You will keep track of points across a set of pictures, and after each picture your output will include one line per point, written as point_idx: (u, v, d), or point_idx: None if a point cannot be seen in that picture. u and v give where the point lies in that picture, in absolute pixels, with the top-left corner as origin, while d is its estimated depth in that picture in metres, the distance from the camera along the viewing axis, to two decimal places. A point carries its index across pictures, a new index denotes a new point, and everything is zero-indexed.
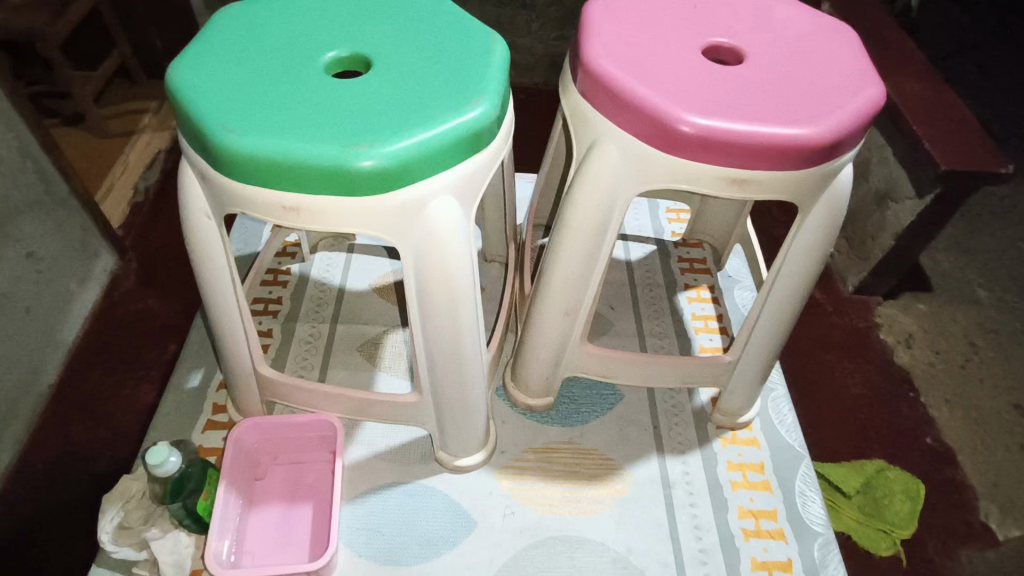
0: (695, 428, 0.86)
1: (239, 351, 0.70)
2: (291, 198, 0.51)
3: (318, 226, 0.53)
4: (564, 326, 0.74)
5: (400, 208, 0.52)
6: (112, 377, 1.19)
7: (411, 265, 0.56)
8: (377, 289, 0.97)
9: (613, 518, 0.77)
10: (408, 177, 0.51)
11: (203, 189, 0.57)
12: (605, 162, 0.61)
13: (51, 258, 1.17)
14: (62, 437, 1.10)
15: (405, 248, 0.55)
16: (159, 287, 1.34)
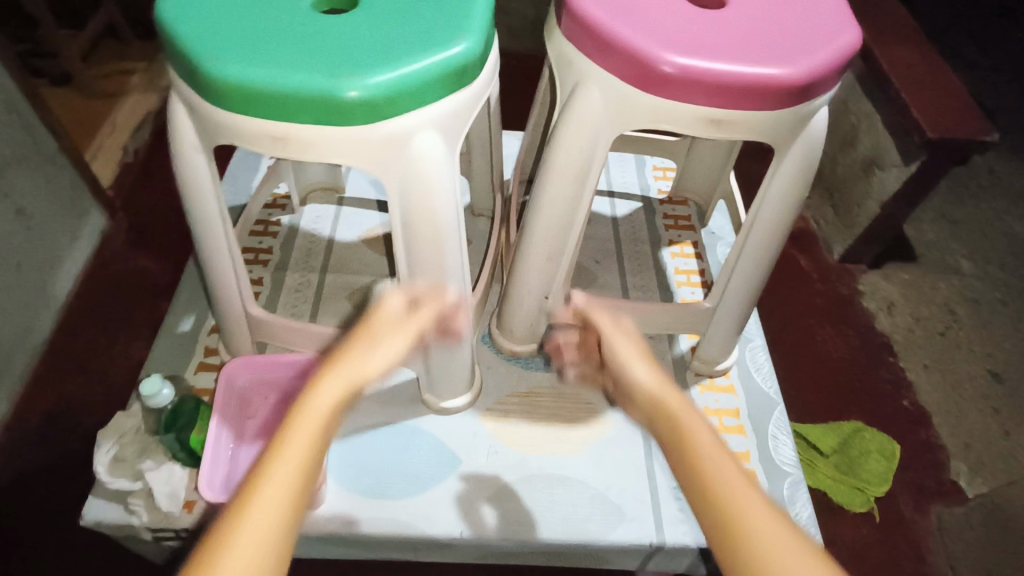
0: (674, 375, 0.88)
1: (230, 290, 0.71)
2: (279, 128, 0.53)
3: (306, 157, 0.54)
4: (549, 272, 0.76)
5: (386, 140, 0.54)
6: (106, 334, 1.21)
7: (397, 201, 0.57)
8: (366, 240, 0.99)
9: (593, 458, 0.80)
10: (394, 109, 0.53)
11: (192, 122, 0.58)
12: (588, 104, 0.62)
13: (41, 216, 1.18)
14: (57, 391, 1.12)
15: (391, 183, 0.56)
16: (151, 247, 1.35)
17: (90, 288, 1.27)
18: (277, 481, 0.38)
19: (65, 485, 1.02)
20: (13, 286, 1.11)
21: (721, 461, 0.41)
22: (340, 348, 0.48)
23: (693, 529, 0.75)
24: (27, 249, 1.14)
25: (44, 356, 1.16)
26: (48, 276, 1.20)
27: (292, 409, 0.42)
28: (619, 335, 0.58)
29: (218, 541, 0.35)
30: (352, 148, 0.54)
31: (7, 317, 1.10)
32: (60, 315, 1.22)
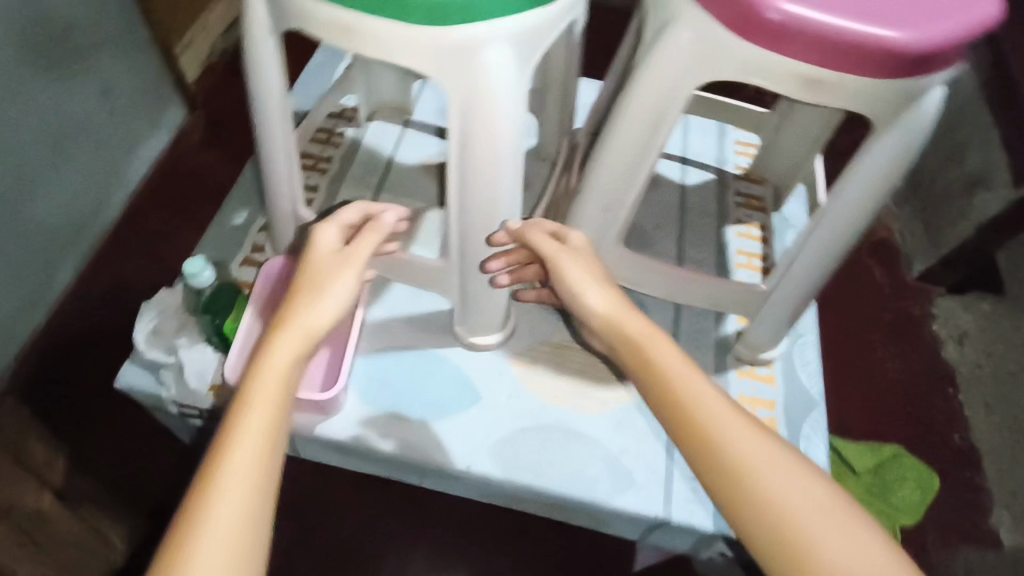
0: (714, 355, 0.85)
1: (281, 187, 0.71)
2: (350, 18, 0.51)
3: (373, 53, 0.53)
4: (602, 224, 0.72)
5: (456, 47, 0.51)
6: (168, 224, 1.25)
7: (457, 114, 0.55)
8: (425, 166, 0.97)
9: (615, 421, 0.78)
10: (469, 13, 0.50)
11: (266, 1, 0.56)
12: (674, 44, 0.57)
13: (126, 96, 1.21)
14: (116, 271, 1.19)
15: (453, 95, 0.54)
16: (223, 147, 1.38)
17: (162, 177, 1.32)
18: (260, 408, 0.44)
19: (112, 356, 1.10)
20: (92, 163, 1.17)
21: (686, 375, 0.47)
22: (299, 294, 0.53)
23: (702, 510, 0.73)
24: (110, 126, 1.19)
25: (111, 235, 1.23)
26: (124, 159, 1.24)
27: (268, 345, 0.48)
28: (581, 257, 0.59)
29: (221, 450, 0.41)
30: (418, 50, 0.52)
31: (81, 192, 1.16)
32: (131, 197, 1.27)
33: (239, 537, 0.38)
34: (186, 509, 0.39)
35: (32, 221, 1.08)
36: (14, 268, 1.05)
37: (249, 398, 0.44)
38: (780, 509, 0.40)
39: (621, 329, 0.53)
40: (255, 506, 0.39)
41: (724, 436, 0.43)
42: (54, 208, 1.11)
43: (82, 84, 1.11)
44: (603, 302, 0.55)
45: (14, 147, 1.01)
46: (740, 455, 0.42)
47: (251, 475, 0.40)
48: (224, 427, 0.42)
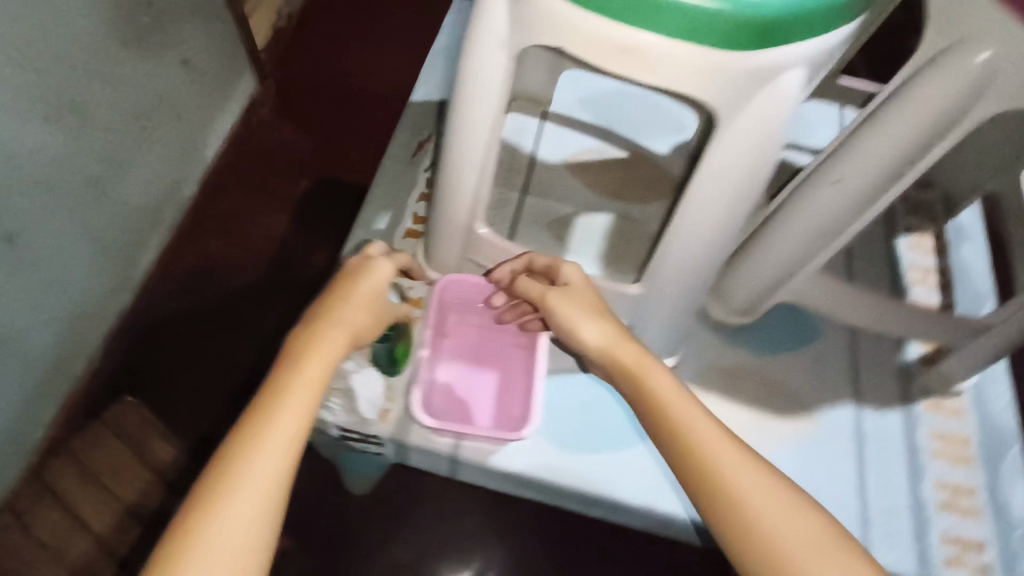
0: (898, 384, 0.79)
1: (460, 204, 0.64)
2: (637, 38, 0.42)
3: (651, 77, 0.44)
4: (807, 249, 0.66)
5: (752, 74, 0.42)
6: (248, 203, 1.31)
7: (726, 148, 0.47)
8: (571, 165, 0.90)
9: (800, 456, 0.73)
10: (786, 34, 0.41)
11: (509, 10, 0.47)
12: (974, 70, 0.49)
13: (205, 69, 1.25)
14: (198, 250, 1.25)
15: (733, 129, 0.45)
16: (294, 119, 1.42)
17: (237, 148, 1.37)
18: (289, 412, 0.45)
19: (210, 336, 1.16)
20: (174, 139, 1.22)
21: (683, 403, 0.47)
22: (330, 301, 0.54)
23: (903, 556, 0.69)
24: (186, 99, 1.23)
25: (189, 211, 1.29)
26: (202, 134, 1.31)
27: (300, 354, 0.49)
28: (581, 283, 0.58)
29: (249, 441, 0.43)
30: (713, 78, 0.43)
31: (164, 169, 1.22)
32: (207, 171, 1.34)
33: (252, 530, 0.41)
34: (203, 490, 0.42)
35: (125, 203, 1.14)
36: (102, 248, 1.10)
37: (283, 396, 0.46)
38: (746, 506, 0.42)
39: (612, 356, 0.52)
40: (269, 503, 0.42)
41: (708, 447, 0.44)
42: (141, 186, 1.15)
43: (166, 58, 1.14)
44: (600, 332, 0.53)
45: (102, 127, 1.03)
46: (720, 459, 0.44)
47: (271, 476, 0.42)
48: (251, 419, 0.44)
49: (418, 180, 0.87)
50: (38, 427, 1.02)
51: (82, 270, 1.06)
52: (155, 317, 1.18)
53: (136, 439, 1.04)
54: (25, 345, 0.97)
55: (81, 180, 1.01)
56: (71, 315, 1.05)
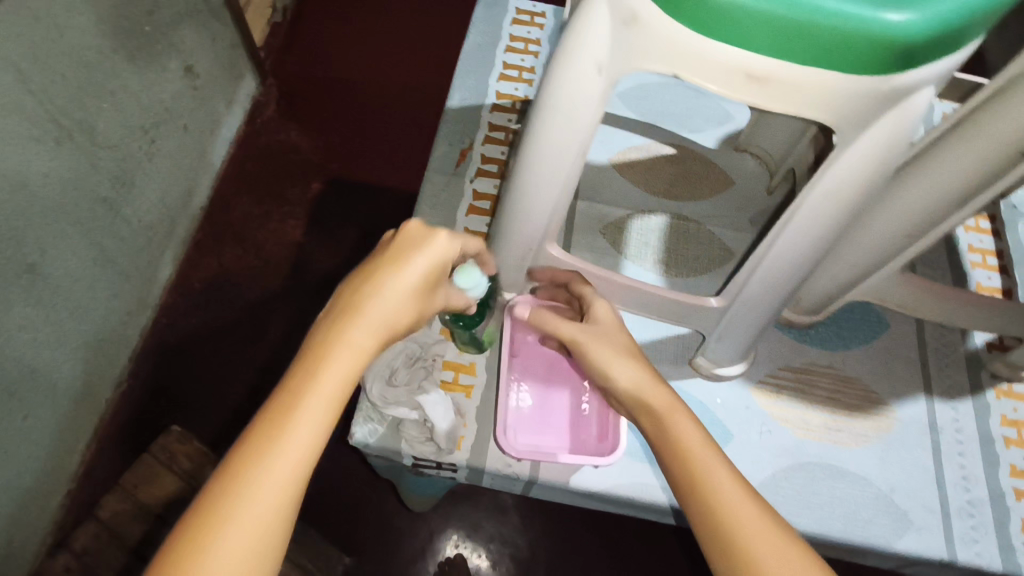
0: (967, 372, 0.78)
1: (533, 227, 0.62)
2: (765, 67, 0.42)
3: (775, 102, 0.44)
4: (887, 248, 0.64)
5: (886, 96, 0.42)
6: (261, 209, 1.36)
7: (847, 166, 0.46)
8: (618, 164, 0.88)
9: (875, 453, 0.73)
10: (924, 57, 0.41)
11: (613, 36, 0.45)
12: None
13: (205, 74, 1.29)
14: (218, 260, 1.30)
15: (856, 150, 0.45)
16: (299, 121, 1.48)
17: (244, 155, 1.43)
18: (305, 428, 0.40)
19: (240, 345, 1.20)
20: (183, 149, 1.26)
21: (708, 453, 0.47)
22: (363, 290, 0.46)
23: (989, 550, 0.69)
24: (191, 111, 1.27)
25: (204, 222, 1.34)
26: (209, 143, 1.35)
27: (325, 358, 0.43)
28: (612, 325, 0.58)
29: (257, 459, 0.39)
30: (840, 101, 0.43)
31: (176, 180, 1.26)
32: (217, 178, 1.39)
33: (255, 550, 0.37)
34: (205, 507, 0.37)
35: (138, 218, 1.16)
36: (121, 265, 1.14)
37: (303, 406, 0.41)
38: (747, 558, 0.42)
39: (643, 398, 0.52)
40: (279, 521, 0.38)
41: (720, 501, 0.44)
42: (151, 205, 1.20)
43: (170, 65, 1.18)
44: (639, 372, 0.53)
45: (109, 146, 1.06)
46: (725, 509, 0.44)
47: (283, 494, 0.39)
48: (266, 428, 0.40)
49: (466, 192, 0.85)
50: (76, 449, 1.07)
51: (108, 289, 1.11)
52: (188, 331, 1.22)
53: (188, 471, 1.02)
54: (55, 368, 1.00)
55: (96, 199, 1.05)
56: (97, 338, 1.09)
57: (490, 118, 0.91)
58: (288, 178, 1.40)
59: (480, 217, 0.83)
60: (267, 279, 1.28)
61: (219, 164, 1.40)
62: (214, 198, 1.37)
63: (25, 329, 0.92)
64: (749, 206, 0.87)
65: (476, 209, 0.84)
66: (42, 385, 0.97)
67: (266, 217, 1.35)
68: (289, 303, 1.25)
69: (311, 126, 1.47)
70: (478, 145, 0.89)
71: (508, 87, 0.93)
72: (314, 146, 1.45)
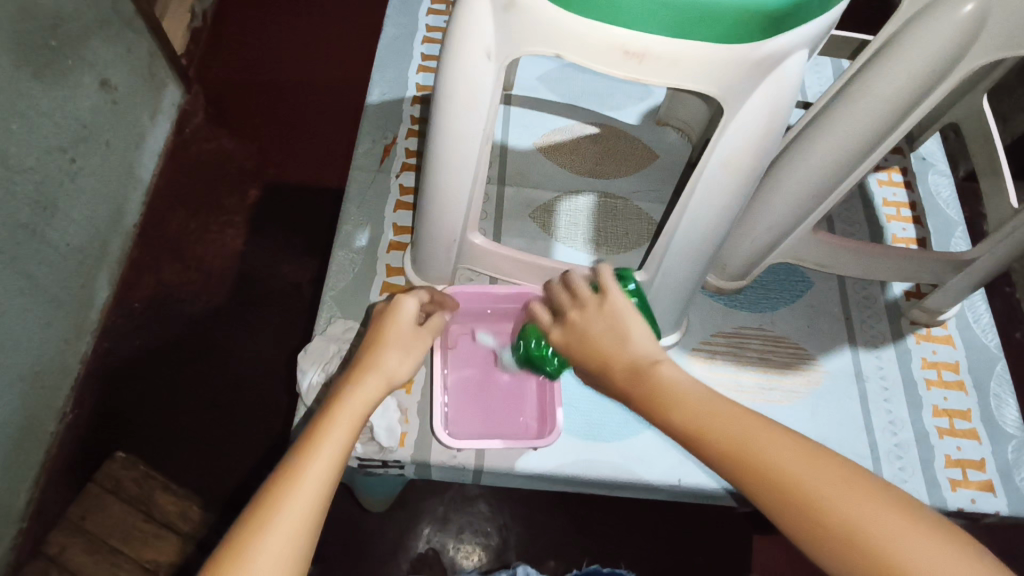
0: (888, 321, 0.82)
1: (450, 216, 0.62)
2: (642, 42, 0.43)
3: (659, 76, 0.45)
4: (797, 210, 0.66)
5: (759, 62, 0.44)
6: (195, 221, 1.32)
7: (735, 134, 0.48)
8: (543, 148, 0.88)
9: (807, 407, 0.76)
10: (792, 20, 0.42)
11: (495, 20, 0.46)
12: (962, 22, 0.51)
13: (123, 86, 1.24)
14: (154, 277, 1.26)
15: (741, 119, 0.47)
16: (229, 127, 1.44)
17: (174, 167, 1.39)
18: (320, 464, 0.43)
19: (182, 363, 1.17)
20: (107, 165, 1.22)
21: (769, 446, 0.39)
22: (360, 359, 0.52)
23: (917, 488, 0.72)
24: (112, 125, 1.22)
25: (136, 239, 1.30)
26: (134, 157, 1.30)
27: (328, 410, 0.46)
28: (609, 324, 0.50)
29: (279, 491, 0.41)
30: (717, 71, 0.45)
31: (102, 200, 1.21)
32: (146, 193, 1.34)
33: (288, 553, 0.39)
34: (226, 549, 0.39)
35: (64, 241, 1.12)
36: (52, 292, 1.09)
37: (314, 448, 0.43)
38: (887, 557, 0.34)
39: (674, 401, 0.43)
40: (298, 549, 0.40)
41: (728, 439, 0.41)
42: (78, 227, 1.15)
43: (84, 80, 1.14)
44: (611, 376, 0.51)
45: (24, 169, 1.02)
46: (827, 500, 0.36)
47: (303, 526, 0.40)
48: (282, 471, 0.42)
49: (392, 188, 0.84)
50: (23, 488, 1.03)
51: (42, 317, 1.06)
52: (130, 352, 1.18)
53: (137, 496, 1.03)
54: None
55: (16, 225, 1.01)
56: (34, 369, 1.05)
57: (411, 112, 0.90)
58: (220, 187, 1.36)
59: (408, 211, 0.83)
60: (206, 291, 1.24)
61: (148, 179, 1.35)
62: (146, 213, 1.32)
63: None
64: (673, 177, 0.88)
65: (403, 204, 0.83)
66: None
67: (200, 229, 1.31)
68: (232, 314, 1.22)
69: (241, 132, 1.43)
70: (400, 140, 0.88)
71: (427, 78, 0.93)
72: (245, 152, 1.41)
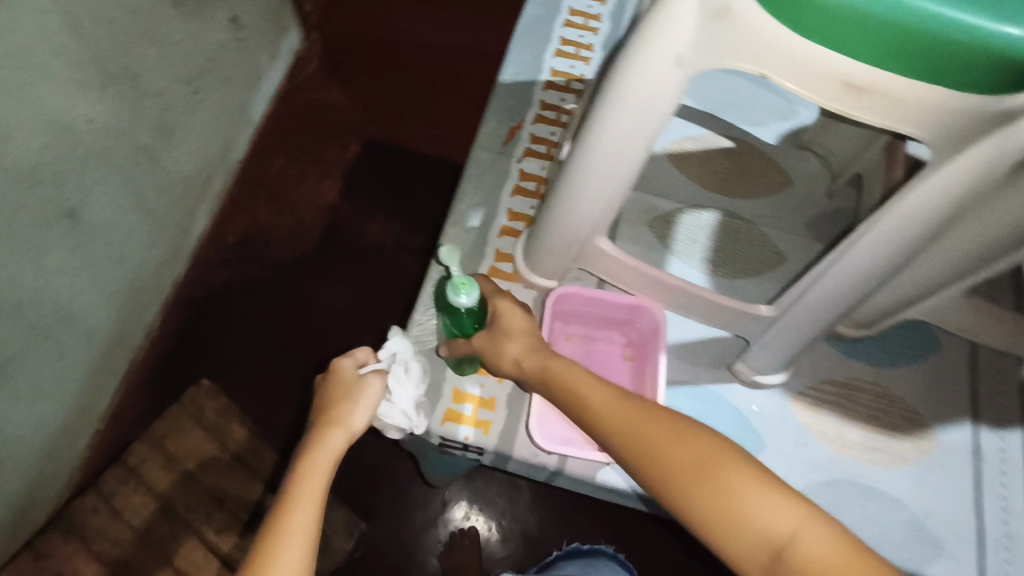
0: (1019, 401, 0.75)
1: (585, 216, 0.60)
2: (866, 75, 0.42)
3: (870, 113, 0.44)
4: (958, 267, 0.61)
5: (985, 119, 0.41)
6: (297, 168, 1.35)
7: (933, 188, 0.44)
8: (670, 154, 0.85)
9: (912, 476, 0.71)
10: None
11: (697, 27, 0.43)
12: None
13: (250, 26, 1.27)
14: (252, 215, 1.29)
15: (950, 173, 0.43)
16: (342, 80, 1.45)
17: (285, 111, 1.41)
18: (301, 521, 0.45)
19: (268, 304, 1.20)
20: (224, 101, 1.24)
21: (690, 464, 0.43)
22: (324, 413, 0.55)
23: None
24: (235, 63, 1.25)
25: (239, 176, 1.33)
26: (250, 97, 1.33)
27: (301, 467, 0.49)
28: (508, 311, 0.63)
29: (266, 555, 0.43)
30: (938, 114, 0.42)
31: (215, 133, 1.24)
32: (255, 133, 1.37)
33: None
34: None
35: (176, 168, 1.16)
36: (159, 215, 1.13)
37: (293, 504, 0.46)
38: (802, 559, 0.39)
39: (616, 432, 0.47)
40: None
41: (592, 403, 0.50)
42: (190, 156, 1.18)
43: (217, 15, 1.16)
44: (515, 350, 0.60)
45: (154, 94, 1.05)
46: (742, 516, 0.41)
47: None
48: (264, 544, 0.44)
49: (512, 172, 0.83)
50: (106, 394, 1.08)
51: (145, 239, 1.11)
52: (223, 286, 1.22)
53: (214, 424, 1.05)
54: (92, 313, 1.00)
55: (138, 148, 1.04)
56: (130, 286, 1.09)
57: (542, 96, 0.88)
58: (326, 137, 1.38)
59: (524, 198, 0.81)
60: (298, 237, 1.27)
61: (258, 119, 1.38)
62: (251, 152, 1.36)
63: (59, 273, 0.91)
64: (805, 208, 0.83)
65: (521, 190, 0.82)
66: (75, 328, 0.97)
67: (302, 176, 1.34)
68: (321, 266, 1.24)
69: (353, 86, 1.44)
70: (528, 124, 0.86)
71: (563, 64, 0.90)
72: (354, 107, 1.42)
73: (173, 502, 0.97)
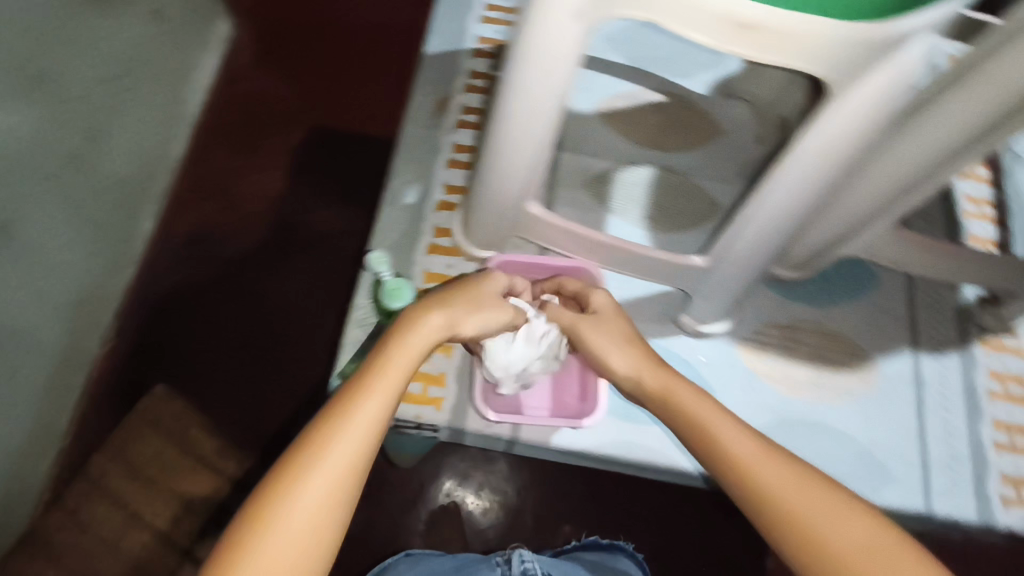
0: (955, 327, 0.77)
1: (510, 183, 0.60)
2: (756, 13, 0.41)
3: (764, 52, 0.43)
4: (879, 203, 0.62)
5: (877, 48, 0.41)
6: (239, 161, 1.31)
7: (838, 122, 0.45)
8: (604, 113, 0.84)
9: (858, 410, 0.73)
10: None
11: None
12: None
13: (176, 16, 1.22)
14: (197, 214, 1.26)
15: (849, 107, 0.44)
16: (275, 66, 1.41)
17: (220, 104, 1.37)
18: (320, 484, 0.44)
19: (220, 302, 1.18)
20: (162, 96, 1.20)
21: (862, 546, 0.44)
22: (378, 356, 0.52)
23: (966, 502, 0.70)
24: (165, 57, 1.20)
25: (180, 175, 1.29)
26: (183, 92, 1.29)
27: (336, 418, 0.47)
28: (608, 312, 0.62)
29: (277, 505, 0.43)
30: (829, 50, 0.42)
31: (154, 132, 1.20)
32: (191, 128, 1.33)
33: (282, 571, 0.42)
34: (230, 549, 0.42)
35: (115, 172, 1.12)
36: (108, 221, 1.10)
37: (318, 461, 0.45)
38: None
39: (779, 504, 0.46)
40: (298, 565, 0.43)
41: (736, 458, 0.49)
42: (130, 157, 1.14)
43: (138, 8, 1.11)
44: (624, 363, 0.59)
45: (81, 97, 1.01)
46: None
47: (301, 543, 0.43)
48: (280, 489, 0.44)
49: (445, 145, 0.82)
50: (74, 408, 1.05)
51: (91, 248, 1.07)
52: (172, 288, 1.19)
53: (173, 429, 1.07)
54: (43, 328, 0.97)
55: None
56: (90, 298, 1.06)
57: (469, 65, 0.86)
58: (266, 127, 1.35)
59: (458, 171, 0.80)
60: (245, 231, 1.24)
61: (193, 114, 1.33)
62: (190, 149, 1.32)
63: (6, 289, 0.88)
64: (740, 156, 0.83)
65: (455, 162, 0.81)
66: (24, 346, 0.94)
67: (245, 168, 1.31)
68: (271, 258, 1.22)
69: (287, 72, 1.40)
70: (457, 94, 0.84)
71: (489, 29, 0.88)
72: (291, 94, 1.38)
73: (142, 509, 1.01)
